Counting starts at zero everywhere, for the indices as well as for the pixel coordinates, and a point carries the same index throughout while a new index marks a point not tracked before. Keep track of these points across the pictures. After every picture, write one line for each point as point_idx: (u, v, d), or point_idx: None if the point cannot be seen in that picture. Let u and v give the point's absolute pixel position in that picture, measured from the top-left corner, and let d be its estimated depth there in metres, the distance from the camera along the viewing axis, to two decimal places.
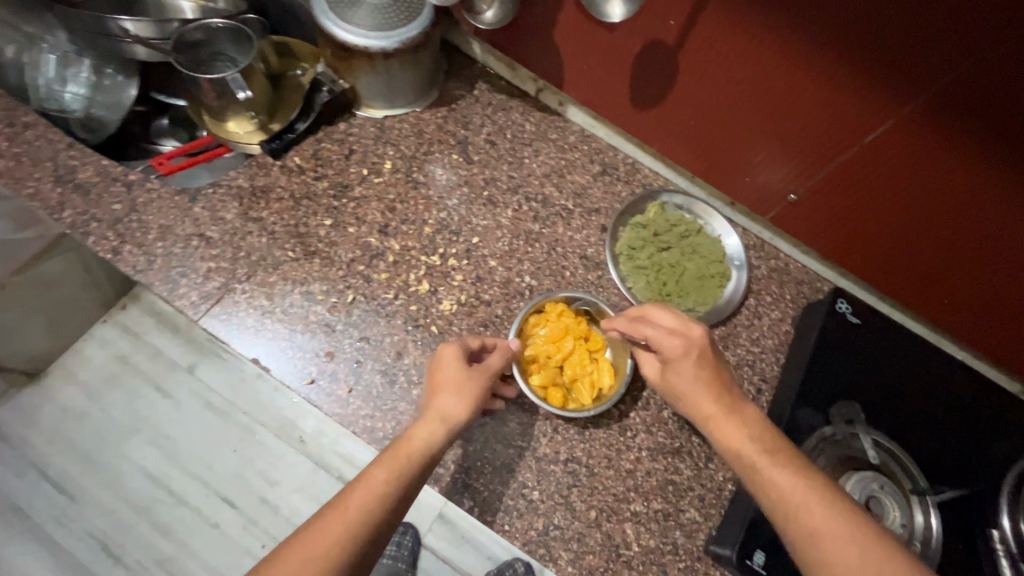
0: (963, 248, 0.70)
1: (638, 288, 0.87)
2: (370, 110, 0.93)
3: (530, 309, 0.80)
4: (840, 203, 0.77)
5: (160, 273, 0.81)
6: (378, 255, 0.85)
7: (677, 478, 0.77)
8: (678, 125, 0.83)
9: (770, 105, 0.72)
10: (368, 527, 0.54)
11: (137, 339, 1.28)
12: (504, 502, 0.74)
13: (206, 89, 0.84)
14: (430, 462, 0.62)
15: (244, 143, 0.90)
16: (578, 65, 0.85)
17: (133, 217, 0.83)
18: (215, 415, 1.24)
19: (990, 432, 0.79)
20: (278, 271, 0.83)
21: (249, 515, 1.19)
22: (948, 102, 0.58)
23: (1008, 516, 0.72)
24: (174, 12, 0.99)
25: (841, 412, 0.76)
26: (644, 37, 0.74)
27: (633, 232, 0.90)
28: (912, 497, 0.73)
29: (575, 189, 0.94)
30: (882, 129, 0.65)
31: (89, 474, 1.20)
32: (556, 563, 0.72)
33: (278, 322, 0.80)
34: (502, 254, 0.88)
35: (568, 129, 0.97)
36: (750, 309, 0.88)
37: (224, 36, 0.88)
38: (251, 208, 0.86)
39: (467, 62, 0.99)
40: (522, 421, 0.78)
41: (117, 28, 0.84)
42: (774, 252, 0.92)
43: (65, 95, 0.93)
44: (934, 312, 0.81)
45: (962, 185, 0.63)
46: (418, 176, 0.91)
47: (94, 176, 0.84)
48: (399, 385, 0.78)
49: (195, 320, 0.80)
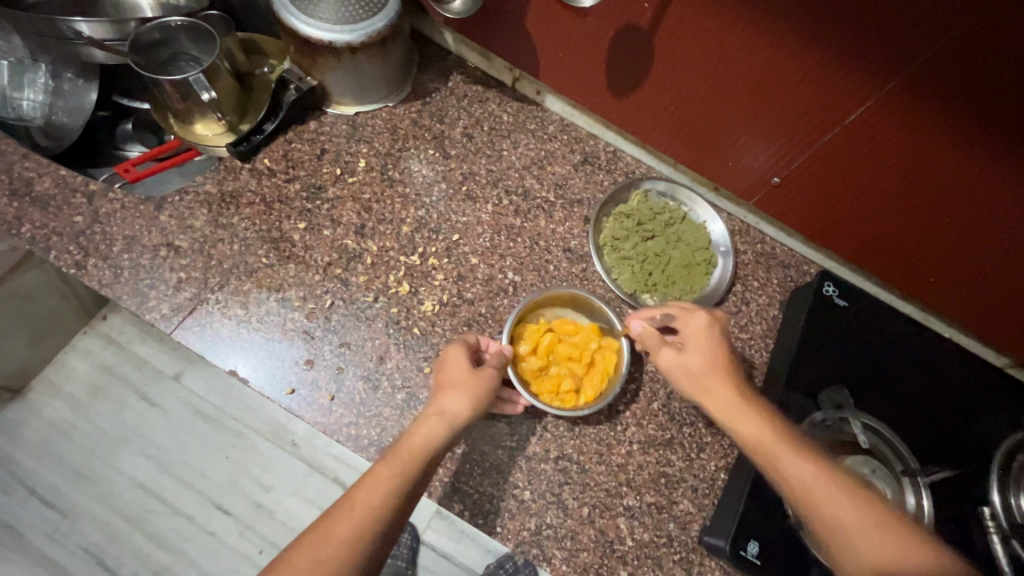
0: (951, 225, 0.68)
1: (623, 279, 0.85)
2: (341, 107, 0.91)
3: (524, 306, 0.78)
4: (824, 185, 0.76)
5: (129, 286, 0.78)
6: (355, 258, 0.83)
7: (669, 471, 0.76)
8: (658, 109, 0.81)
9: (752, 87, 0.69)
10: (374, 527, 0.51)
11: (122, 349, 1.25)
12: (495, 503, 0.73)
13: (168, 91, 0.79)
14: (434, 459, 0.59)
15: (213, 145, 0.86)
16: (554, 53, 0.83)
17: (96, 228, 0.81)
18: (205, 422, 1.22)
19: (979, 410, 0.79)
20: (252, 278, 0.80)
21: (245, 522, 1.18)
22: (932, 78, 0.56)
23: (997, 492, 0.73)
24: (133, 9, 0.91)
25: (830, 398, 0.76)
26: (618, 22, 0.72)
27: (617, 222, 0.88)
28: (905, 479, 0.73)
29: (556, 180, 0.91)
30: (865, 107, 0.63)
31: (69, 490, 1.17)
32: (550, 563, 0.71)
33: (254, 331, 0.78)
34: (483, 251, 0.86)
35: (547, 119, 0.95)
36: (738, 295, 0.87)
37: (183, 36, 0.83)
38: (221, 214, 0.83)
39: (441, 53, 0.96)
40: (511, 421, 0.76)
41: (69, 30, 0.78)
42: (760, 236, 0.92)
43: (23, 102, 0.86)
44: (921, 292, 0.81)
45: (949, 162, 0.62)
46: (394, 174, 0.89)
47: (52, 188, 0.82)
48: (383, 390, 0.76)
49: (168, 333, 0.78)
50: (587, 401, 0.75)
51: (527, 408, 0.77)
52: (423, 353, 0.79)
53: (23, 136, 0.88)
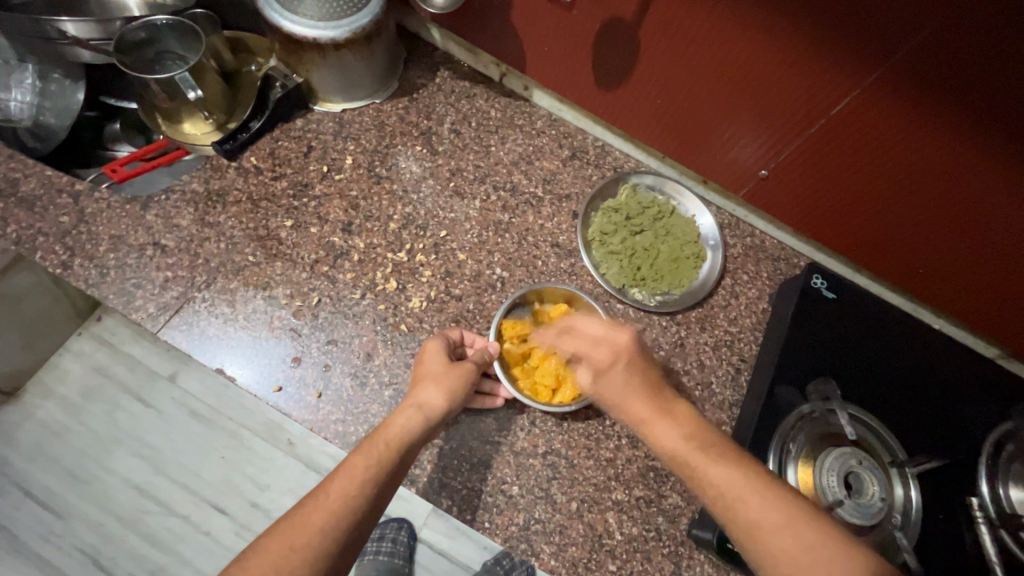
0: (946, 215, 0.68)
1: (611, 273, 0.85)
2: (328, 104, 0.91)
3: (510, 303, 0.78)
4: (811, 176, 0.75)
5: (115, 286, 0.78)
6: (342, 255, 0.83)
7: (658, 464, 0.76)
8: (645, 102, 0.81)
9: (736, 79, 0.69)
10: (350, 515, 0.51)
11: (115, 350, 1.25)
12: (483, 499, 0.73)
13: (155, 91, 0.79)
14: (409, 449, 0.59)
15: (201, 144, 0.86)
16: (539, 47, 0.82)
17: (82, 228, 0.81)
18: (199, 422, 1.22)
19: (968, 399, 0.79)
20: (240, 277, 0.80)
21: (240, 521, 1.18)
22: (919, 66, 0.55)
23: (986, 483, 0.73)
24: (119, 8, 0.90)
25: (817, 389, 0.75)
26: (603, 14, 0.72)
27: (605, 216, 0.88)
28: (892, 470, 0.73)
29: (545, 175, 0.91)
30: (855, 94, 0.62)
31: (64, 491, 1.17)
32: (539, 557, 0.71)
33: (241, 330, 0.78)
34: (471, 247, 0.86)
35: (534, 114, 0.95)
36: (727, 288, 0.87)
37: (168, 35, 0.83)
38: (207, 213, 0.83)
39: (428, 49, 0.96)
40: (500, 416, 0.76)
41: (56, 30, 0.78)
42: (749, 229, 0.92)
43: (9, 103, 0.85)
44: (910, 283, 0.80)
45: (937, 152, 0.61)
46: (381, 170, 0.88)
47: (38, 188, 0.82)
48: (370, 387, 0.76)
49: (154, 332, 0.78)
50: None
51: (514, 403, 0.77)
52: (411, 350, 0.79)
53: (10, 139, 0.86)
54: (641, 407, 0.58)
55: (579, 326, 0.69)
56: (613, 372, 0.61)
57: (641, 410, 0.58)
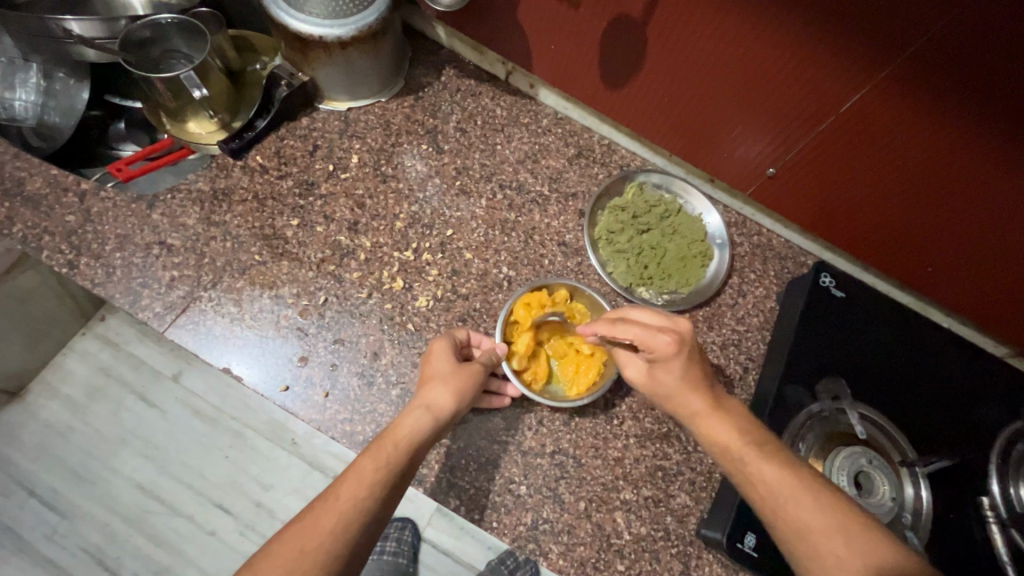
0: (954, 215, 0.67)
1: (618, 272, 0.85)
2: (333, 102, 0.90)
3: (516, 302, 0.78)
4: (818, 174, 0.75)
5: (122, 285, 0.78)
6: (348, 254, 0.83)
7: (666, 464, 0.76)
8: (652, 101, 0.81)
9: (743, 78, 0.69)
10: (361, 517, 0.51)
11: (119, 349, 1.25)
12: (491, 499, 0.72)
13: (160, 90, 0.79)
14: (419, 450, 0.59)
15: (205, 143, 0.85)
16: (547, 45, 0.82)
17: (88, 227, 0.80)
18: (204, 422, 1.21)
19: (979, 398, 0.78)
20: (246, 276, 0.80)
21: (245, 520, 1.18)
22: (928, 64, 0.55)
23: (996, 482, 0.73)
24: (123, 7, 0.90)
25: (827, 388, 0.76)
26: (610, 13, 0.71)
27: (611, 215, 0.88)
28: (902, 469, 0.72)
29: (551, 173, 0.91)
30: (863, 92, 0.62)
31: (70, 491, 1.17)
32: (547, 557, 0.71)
33: (248, 329, 0.78)
34: (477, 246, 0.85)
35: (540, 113, 0.94)
36: (734, 287, 0.87)
37: (174, 33, 0.82)
38: (213, 212, 0.83)
39: (433, 47, 0.96)
40: (507, 416, 0.76)
41: (60, 29, 0.77)
42: (756, 228, 0.91)
43: (14, 103, 0.86)
44: (919, 282, 0.80)
45: (946, 151, 0.61)
46: (387, 169, 0.88)
47: (44, 187, 0.81)
48: (377, 386, 0.76)
49: (161, 331, 0.77)
50: (605, 363, 0.77)
51: (522, 402, 0.77)
52: (418, 349, 0.79)
53: (16, 138, 0.87)
54: (695, 399, 0.60)
55: (630, 316, 0.66)
56: (672, 367, 0.61)
57: (694, 403, 0.60)
